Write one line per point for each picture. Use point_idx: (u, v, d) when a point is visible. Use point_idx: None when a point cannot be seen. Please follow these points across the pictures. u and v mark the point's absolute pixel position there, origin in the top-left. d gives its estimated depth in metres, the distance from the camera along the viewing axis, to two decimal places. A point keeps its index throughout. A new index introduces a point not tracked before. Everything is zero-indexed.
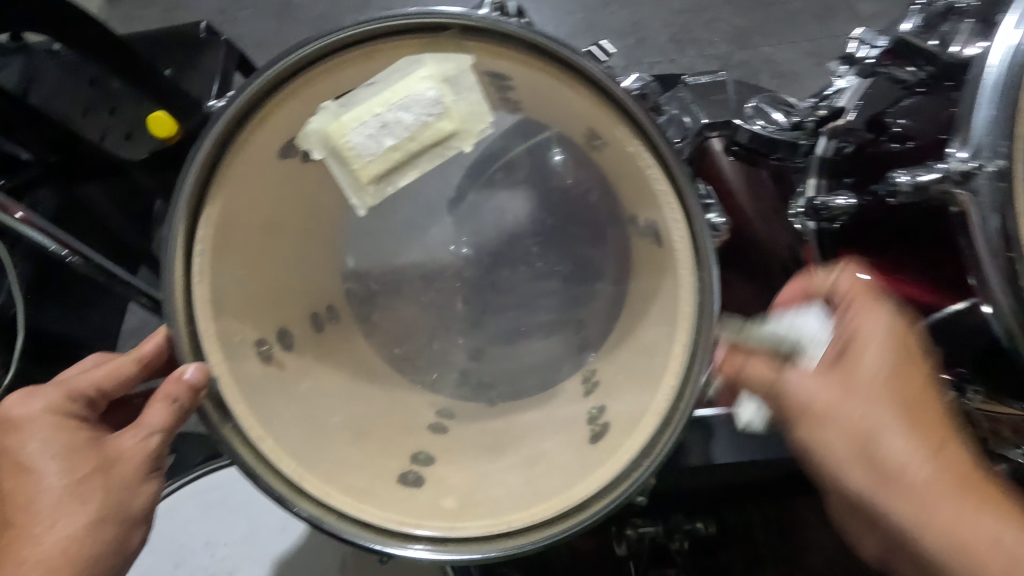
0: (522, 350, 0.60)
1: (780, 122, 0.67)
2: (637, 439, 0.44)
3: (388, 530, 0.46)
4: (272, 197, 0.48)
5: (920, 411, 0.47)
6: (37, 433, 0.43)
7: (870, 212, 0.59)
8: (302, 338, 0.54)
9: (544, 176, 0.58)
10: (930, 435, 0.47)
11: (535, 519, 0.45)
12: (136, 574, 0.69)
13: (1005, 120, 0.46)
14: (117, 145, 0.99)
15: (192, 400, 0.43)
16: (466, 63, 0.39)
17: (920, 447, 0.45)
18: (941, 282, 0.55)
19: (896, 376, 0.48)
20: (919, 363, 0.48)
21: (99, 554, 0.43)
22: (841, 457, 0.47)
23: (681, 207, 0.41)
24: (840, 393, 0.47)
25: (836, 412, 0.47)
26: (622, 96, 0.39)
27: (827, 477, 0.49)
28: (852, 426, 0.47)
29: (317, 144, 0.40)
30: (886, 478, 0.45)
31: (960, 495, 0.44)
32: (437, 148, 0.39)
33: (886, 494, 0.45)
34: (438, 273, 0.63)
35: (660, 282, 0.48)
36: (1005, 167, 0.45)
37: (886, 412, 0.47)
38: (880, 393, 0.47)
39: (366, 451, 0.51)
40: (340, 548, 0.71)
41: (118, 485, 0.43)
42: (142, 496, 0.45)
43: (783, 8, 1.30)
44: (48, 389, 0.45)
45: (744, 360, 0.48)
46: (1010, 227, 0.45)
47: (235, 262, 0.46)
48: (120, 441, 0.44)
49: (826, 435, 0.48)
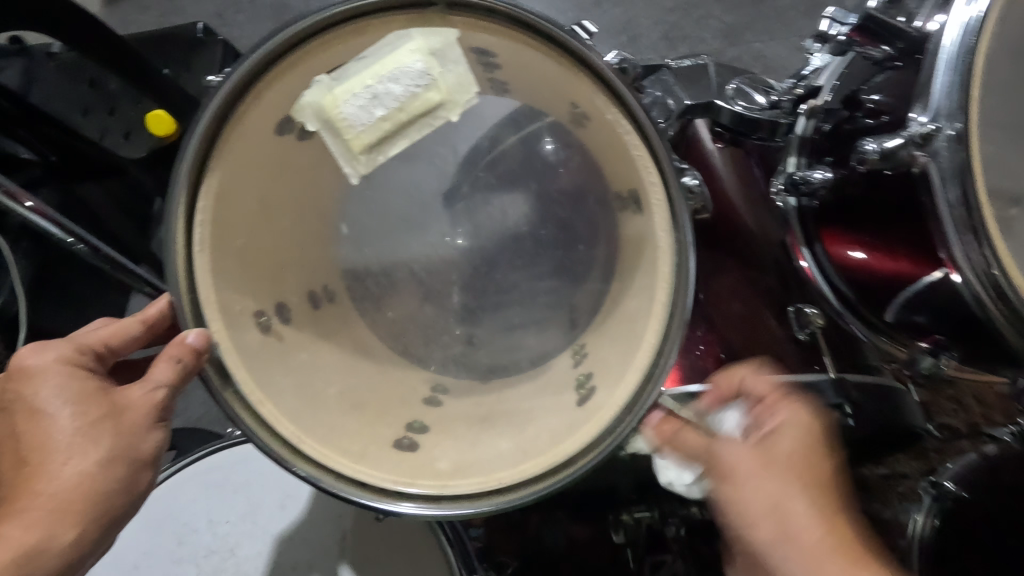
0: (515, 335, 0.63)
1: (761, 103, 0.67)
2: (620, 395, 0.46)
3: (385, 490, 0.48)
4: (271, 174, 0.50)
5: (822, 487, 0.49)
6: (50, 378, 0.45)
7: (846, 185, 0.62)
8: (300, 313, 0.56)
9: (534, 164, 0.62)
10: (832, 502, 0.48)
11: (525, 474, 0.47)
12: (140, 550, 0.71)
13: (960, 86, 0.50)
14: (116, 145, 1.01)
15: (196, 362, 0.44)
16: (452, 37, 0.41)
17: (818, 518, 0.47)
18: (919, 253, 0.58)
19: (800, 487, 0.48)
20: (825, 455, 0.50)
21: (112, 494, 0.45)
22: (745, 510, 0.48)
23: (658, 171, 0.43)
24: (756, 467, 0.49)
25: (745, 475, 0.49)
26: (603, 68, 0.42)
27: (736, 531, 0.49)
28: (768, 495, 0.48)
29: (311, 116, 0.42)
30: (782, 538, 0.46)
31: (851, 563, 0.45)
32: (425, 118, 0.42)
33: (784, 550, 0.46)
34: (435, 266, 0.66)
35: (643, 250, 0.50)
36: (961, 132, 0.49)
37: (795, 487, 0.48)
38: (768, 474, 0.49)
39: (363, 421, 0.53)
40: (339, 526, 0.72)
41: (128, 431, 0.45)
42: (151, 442, 0.47)
43: (773, 4, 1.32)
44: (59, 342, 0.47)
45: (678, 427, 0.52)
46: (967, 192, 0.49)
47: (235, 233, 0.48)
48: (130, 392, 0.47)
49: (747, 493, 0.48)
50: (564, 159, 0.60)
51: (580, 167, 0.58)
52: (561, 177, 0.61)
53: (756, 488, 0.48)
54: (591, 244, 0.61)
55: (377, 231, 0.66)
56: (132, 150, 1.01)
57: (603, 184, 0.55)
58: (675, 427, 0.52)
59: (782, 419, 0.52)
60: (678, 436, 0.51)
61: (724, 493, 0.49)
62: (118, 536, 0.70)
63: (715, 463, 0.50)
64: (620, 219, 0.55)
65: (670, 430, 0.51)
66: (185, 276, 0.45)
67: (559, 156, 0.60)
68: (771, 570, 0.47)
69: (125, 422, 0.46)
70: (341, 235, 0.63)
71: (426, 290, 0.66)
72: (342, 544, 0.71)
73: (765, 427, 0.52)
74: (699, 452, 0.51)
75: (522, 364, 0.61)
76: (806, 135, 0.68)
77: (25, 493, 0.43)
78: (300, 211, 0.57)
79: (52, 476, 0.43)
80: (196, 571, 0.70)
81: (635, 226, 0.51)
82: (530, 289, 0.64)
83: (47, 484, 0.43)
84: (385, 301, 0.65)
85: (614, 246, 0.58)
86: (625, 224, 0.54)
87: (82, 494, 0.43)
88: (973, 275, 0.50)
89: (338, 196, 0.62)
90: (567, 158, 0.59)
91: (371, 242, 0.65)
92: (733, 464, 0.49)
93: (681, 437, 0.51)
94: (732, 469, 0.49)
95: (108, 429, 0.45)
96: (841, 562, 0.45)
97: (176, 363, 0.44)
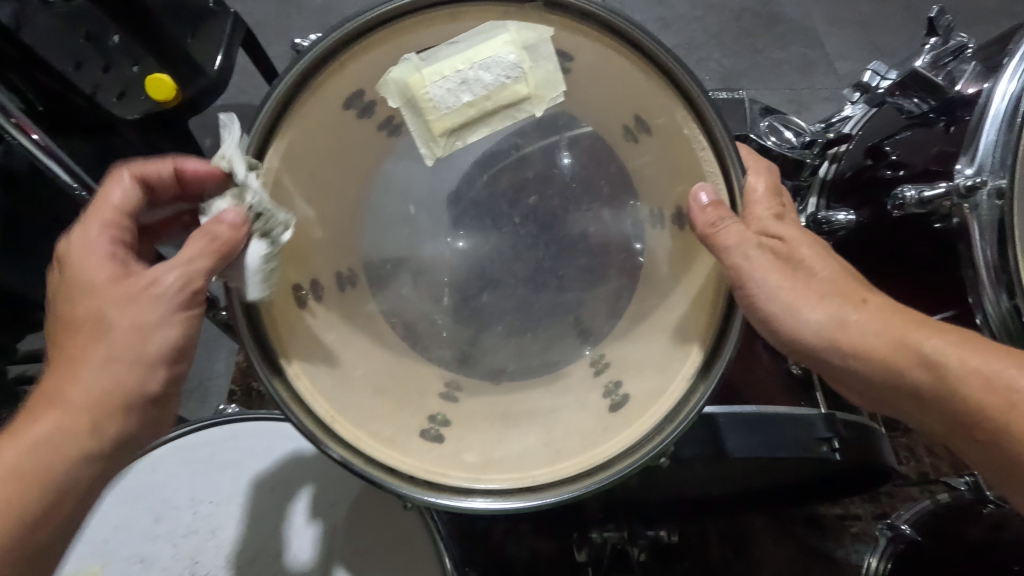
0: (525, 345, 0.62)
1: (791, 141, 0.72)
2: (665, 403, 0.48)
3: (413, 478, 0.47)
4: (330, 149, 0.50)
5: (845, 282, 0.49)
6: (132, 308, 0.46)
7: (869, 224, 0.64)
8: (330, 292, 0.54)
9: (551, 177, 0.62)
10: (856, 289, 0.49)
11: (561, 474, 0.48)
12: (112, 525, 0.67)
13: (1004, 145, 0.53)
14: (107, 104, 0.94)
15: (234, 240, 0.43)
16: (547, 34, 0.43)
17: (788, 286, 0.48)
18: (922, 294, 0.64)
19: (829, 254, 0.51)
20: (806, 247, 0.50)
21: (124, 392, 0.45)
22: (993, 361, 0.44)
23: (728, 189, 0.46)
24: (782, 271, 0.49)
25: (822, 276, 0.49)
26: (687, 81, 0.44)
27: (804, 311, 0.48)
28: (806, 296, 0.48)
29: (394, 93, 0.43)
30: (832, 320, 0.48)
31: (847, 303, 0.48)
32: (511, 109, 0.44)
33: (797, 303, 0.48)
34: (433, 267, 0.65)
35: (690, 267, 0.53)
36: (1004, 187, 0.52)
37: (821, 273, 0.49)
38: (847, 284, 0.49)
39: (388, 406, 0.52)
40: (322, 527, 0.69)
41: (133, 342, 0.45)
42: (160, 336, 0.46)
43: (769, 56, 1.39)
44: (129, 343, 0.45)
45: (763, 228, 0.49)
46: (1005, 248, 0.52)
47: (292, 203, 0.49)
48: (142, 308, 0.46)
49: (776, 306, 0.48)
50: (581, 175, 0.60)
51: (608, 182, 0.58)
52: (575, 188, 0.61)
53: (962, 339, 0.45)
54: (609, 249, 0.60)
55: (402, 231, 0.63)
56: (122, 113, 0.95)
57: (631, 203, 0.57)
58: (760, 285, 0.47)
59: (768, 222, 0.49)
60: (758, 282, 0.47)
61: (903, 407, 0.48)
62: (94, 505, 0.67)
63: (772, 296, 0.48)
64: (653, 234, 0.56)
65: (757, 291, 0.47)
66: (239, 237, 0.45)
67: (575, 170, 0.60)
68: (794, 328, 0.48)
69: (113, 337, 0.45)
70: (408, 214, 0.63)
71: (426, 281, 0.64)
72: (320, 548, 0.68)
73: (771, 222, 0.49)
74: (874, 322, 0.47)
75: (528, 370, 0.60)
76: (826, 178, 0.74)
77: (67, 396, 0.44)
78: (347, 195, 0.56)
79: (57, 395, 0.44)
80: (172, 550, 0.67)
81: (690, 241, 0.52)
82: (548, 298, 0.63)
83: (64, 398, 0.44)
84: (396, 286, 0.62)
85: (636, 264, 0.59)
86: (667, 241, 0.55)
87: (109, 397, 0.44)
88: (988, 319, 0.54)
89: (376, 187, 0.59)
90: (592, 172, 0.59)
91: (419, 236, 0.65)
92: (789, 292, 0.48)
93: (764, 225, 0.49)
94: (940, 354, 0.45)
95: (93, 327, 0.45)
96: (845, 302, 0.48)
97: (211, 241, 0.43)
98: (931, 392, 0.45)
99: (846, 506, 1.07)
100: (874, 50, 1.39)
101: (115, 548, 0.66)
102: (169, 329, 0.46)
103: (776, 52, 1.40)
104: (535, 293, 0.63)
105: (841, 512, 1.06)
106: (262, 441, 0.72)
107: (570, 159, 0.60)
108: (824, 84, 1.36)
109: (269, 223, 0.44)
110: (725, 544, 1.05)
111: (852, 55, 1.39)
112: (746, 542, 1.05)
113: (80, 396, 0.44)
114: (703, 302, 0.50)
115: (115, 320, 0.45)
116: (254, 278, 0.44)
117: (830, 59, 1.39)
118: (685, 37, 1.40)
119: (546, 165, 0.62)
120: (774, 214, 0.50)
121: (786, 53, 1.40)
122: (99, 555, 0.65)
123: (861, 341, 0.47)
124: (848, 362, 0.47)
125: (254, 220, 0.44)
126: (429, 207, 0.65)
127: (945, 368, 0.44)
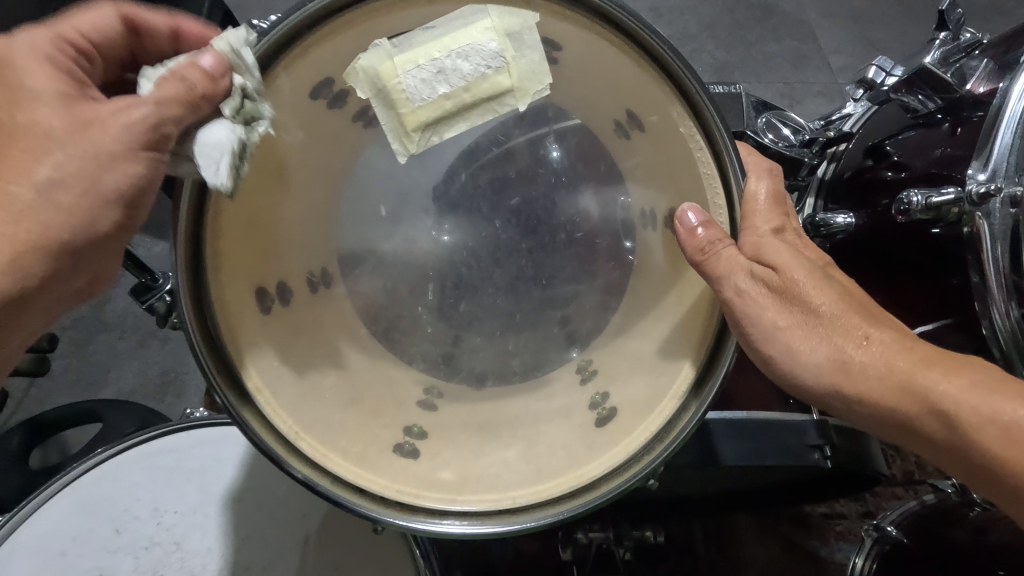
0: (509, 351, 0.58)
1: (790, 138, 0.69)
2: (653, 422, 0.46)
3: (385, 499, 0.45)
4: (296, 144, 0.46)
5: (850, 307, 0.45)
6: (94, 132, 0.40)
7: (868, 229, 0.62)
8: (300, 295, 0.50)
9: (539, 172, 0.57)
10: (862, 317, 0.45)
11: (541, 496, 0.45)
12: (68, 536, 0.63)
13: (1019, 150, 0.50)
14: None
15: (211, 92, 0.37)
16: (532, 20, 0.40)
17: (787, 318, 0.46)
18: (916, 306, 0.61)
19: (830, 281, 0.47)
20: (805, 267, 0.46)
21: (64, 228, 0.40)
22: (1004, 404, 0.40)
23: (726, 193, 0.43)
24: (781, 297, 0.46)
25: (824, 313, 0.45)
26: (684, 75, 0.41)
27: (802, 353, 0.45)
28: (811, 340, 0.45)
29: (364, 82, 0.39)
30: (833, 362, 0.44)
31: (849, 338, 0.44)
32: (492, 102, 0.41)
33: (795, 341, 0.46)
34: (413, 260, 0.59)
35: (682, 275, 0.50)
36: (1019, 194, 0.49)
37: (824, 303, 0.45)
38: (849, 318, 0.45)
39: (360, 419, 0.49)
40: (294, 538, 0.66)
41: (87, 171, 0.40)
42: (114, 175, 0.40)
43: (762, 49, 1.36)
44: (82, 167, 0.40)
45: (760, 244, 0.46)
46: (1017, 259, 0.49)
47: (252, 199, 0.45)
48: (105, 131, 0.40)
49: (773, 349, 0.46)
50: (572, 170, 0.56)
51: (597, 181, 0.54)
52: (564, 184, 0.57)
53: (973, 381, 0.41)
54: (597, 252, 0.57)
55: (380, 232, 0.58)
56: None
57: (621, 199, 0.53)
58: (756, 325, 0.45)
59: (767, 244, 0.46)
60: (753, 318, 0.45)
61: (912, 448, 0.44)
62: (49, 516, 0.63)
63: (766, 331, 0.45)
64: (645, 235, 0.53)
65: (751, 321, 0.45)
66: (185, 253, 0.41)
67: (564, 164, 0.56)
68: (791, 366, 0.46)
69: (63, 159, 0.40)
70: (380, 216, 0.57)
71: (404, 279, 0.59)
72: (292, 559, 0.65)
73: (767, 241, 0.46)
74: (877, 363, 0.43)
75: (514, 372, 0.57)
76: (824, 179, 0.71)
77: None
78: (317, 191, 0.51)
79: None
80: (134, 564, 0.63)
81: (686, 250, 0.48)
82: (532, 301, 0.59)
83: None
84: (372, 282, 0.57)
85: (624, 264, 0.55)
86: (664, 241, 0.51)
87: (45, 224, 0.40)
88: (995, 330, 0.51)
89: (352, 182, 0.54)
90: (580, 167, 0.55)
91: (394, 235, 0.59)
92: (784, 324, 0.46)
93: (764, 246, 0.46)
94: (949, 402, 0.41)
95: (37, 136, 0.40)
96: (845, 329, 0.45)
97: (182, 84, 0.37)
98: (942, 441, 0.41)
99: (830, 505, 1.06)
100: (868, 45, 1.36)
101: (71, 561, 0.62)
102: (130, 166, 0.40)
103: (770, 45, 1.36)
104: (518, 298, 0.59)
105: (826, 510, 1.05)
106: (232, 446, 0.69)
107: (559, 153, 0.56)
108: (818, 79, 1.33)
109: (254, 112, 0.38)
110: (711, 544, 1.03)
111: (846, 49, 1.36)
112: (732, 542, 1.04)
113: (22, 210, 0.39)
114: (697, 315, 0.48)
115: (71, 143, 0.40)
116: (220, 163, 0.36)
117: (823, 53, 1.36)
118: (678, 28, 1.36)
119: (531, 163, 0.58)
120: (773, 229, 0.47)
121: (779, 46, 1.36)
122: (54, 568, 0.62)
123: (866, 388, 0.43)
124: (852, 406, 0.44)
125: (239, 102, 0.38)
126: (401, 204, 0.59)
127: (954, 416, 0.40)
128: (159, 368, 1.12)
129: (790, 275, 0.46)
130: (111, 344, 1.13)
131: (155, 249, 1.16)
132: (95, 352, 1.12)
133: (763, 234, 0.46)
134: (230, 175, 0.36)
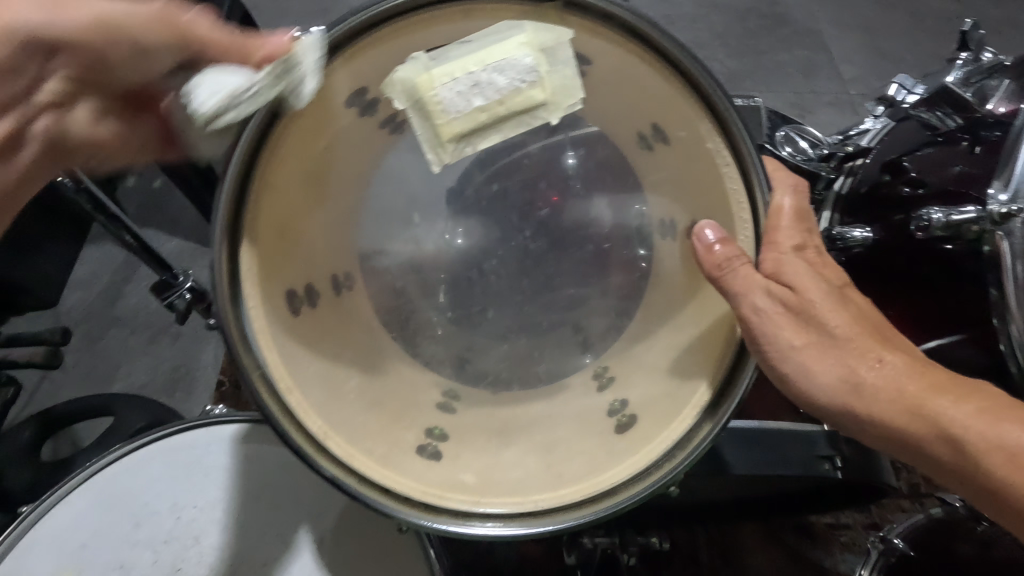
0: (524, 355, 0.59)
1: (807, 151, 0.73)
2: (673, 431, 0.46)
3: (409, 500, 0.46)
4: (328, 154, 0.48)
5: (864, 327, 0.47)
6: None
7: (883, 246, 0.62)
8: (326, 298, 0.51)
9: (554, 177, 0.58)
10: (873, 340, 0.46)
11: (562, 501, 0.46)
12: (88, 530, 0.64)
13: None
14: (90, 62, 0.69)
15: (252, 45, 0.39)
16: (565, 36, 0.41)
17: (803, 336, 0.46)
18: (929, 319, 0.62)
19: (846, 305, 0.48)
20: (821, 285, 0.47)
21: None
22: (1010, 432, 0.41)
23: (751, 206, 0.44)
24: (799, 315, 0.47)
25: (838, 333, 0.46)
26: (711, 91, 0.42)
27: (815, 373, 0.46)
28: (831, 361, 0.46)
29: (401, 93, 0.41)
30: (847, 382, 0.45)
31: (861, 357, 0.45)
32: (524, 116, 0.41)
33: (808, 358, 0.46)
34: (425, 263, 0.60)
35: (700, 286, 0.51)
36: None
37: (837, 322, 0.46)
38: (863, 341, 0.46)
39: (382, 421, 0.50)
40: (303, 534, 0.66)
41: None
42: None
43: (773, 58, 1.37)
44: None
45: (782, 261, 0.47)
46: None
47: (286, 204, 0.46)
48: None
49: (788, 369, 0.46)
50: (586, 175, 0.56)
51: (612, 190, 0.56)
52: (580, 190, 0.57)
53: (981, 408, 0.42)
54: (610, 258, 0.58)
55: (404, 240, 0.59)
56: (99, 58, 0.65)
57: (637, 208, 0.54)
58: (773, 344, 0.46)
59: (786, 263, 0.47)
60: (771, 337, 0.46)
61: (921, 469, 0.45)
62: (69, 510, 0.65)
63: (781, 351, 0.46)
64: (663, 244, 0.53)
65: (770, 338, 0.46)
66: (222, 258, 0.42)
67: (578, 170, 0.56)
68: (804, 386, 0.47)
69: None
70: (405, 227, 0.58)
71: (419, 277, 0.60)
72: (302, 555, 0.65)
73: (785, 260, 0.47)
74: (889, 387, 0.44)
75: (530, 375, 0.58)
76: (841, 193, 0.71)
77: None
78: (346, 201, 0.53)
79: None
80: (153, 557, 0.64)
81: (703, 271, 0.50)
82: (549, 306, 0.60)
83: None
84: (391, 287, 0.58)
85: (638, 273, 0.56)
86: (682, 252, 0.52)
87: None
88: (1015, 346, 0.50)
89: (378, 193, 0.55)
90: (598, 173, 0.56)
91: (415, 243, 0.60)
92: (799, 343, 0.46)
93: (785, 264, 0.47)
94: (958, 427, 0.42)
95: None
96: (860, 347, 0.46)
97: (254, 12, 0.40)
98: (948, 466, 0.42)
99: (837, 515, 1.04)
100: (880, 57, 1.36)
101: (92, 555, 0.64)
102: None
103: (781, 54, 1.37)
104: (535, 304, 0.60)
105: (831, 521, 1.04)
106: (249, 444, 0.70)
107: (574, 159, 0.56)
108: (828, 89, 1.34)
109: (282, 82, 0.38)
110: (715, 550, 1.03)
111: (856, 60, 1.37)
112: (735, 548, 1.04)
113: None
114: (718, 327, 0.49)
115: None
116: (212, 92, 0.37)
117: (835, 63, 1.37)
118: (690, 36, 1.37)
119: (550, 167, 0.58)
120: (794, 246, 0.47)
121: (790, 55, 1.37)
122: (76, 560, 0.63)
123: (876, 409, 0.44)
124: (866, 426, 0.45)
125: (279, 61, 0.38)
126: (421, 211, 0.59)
127: (963, 444, 0.41)
128: (170, 363, 1.13)
129: (806, 292, 0.47)
130: (122, 337, 1.15)
131: (169, 245, 1.18)
132: (107, 346, 1.14)
133: (784, 250, 0.46)
134: (214, 106, 0.37)
